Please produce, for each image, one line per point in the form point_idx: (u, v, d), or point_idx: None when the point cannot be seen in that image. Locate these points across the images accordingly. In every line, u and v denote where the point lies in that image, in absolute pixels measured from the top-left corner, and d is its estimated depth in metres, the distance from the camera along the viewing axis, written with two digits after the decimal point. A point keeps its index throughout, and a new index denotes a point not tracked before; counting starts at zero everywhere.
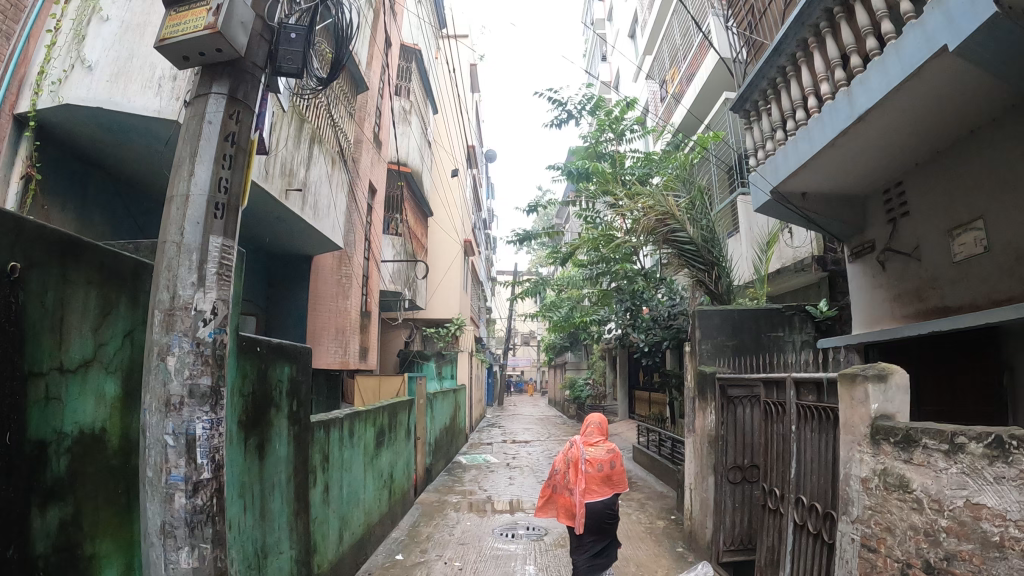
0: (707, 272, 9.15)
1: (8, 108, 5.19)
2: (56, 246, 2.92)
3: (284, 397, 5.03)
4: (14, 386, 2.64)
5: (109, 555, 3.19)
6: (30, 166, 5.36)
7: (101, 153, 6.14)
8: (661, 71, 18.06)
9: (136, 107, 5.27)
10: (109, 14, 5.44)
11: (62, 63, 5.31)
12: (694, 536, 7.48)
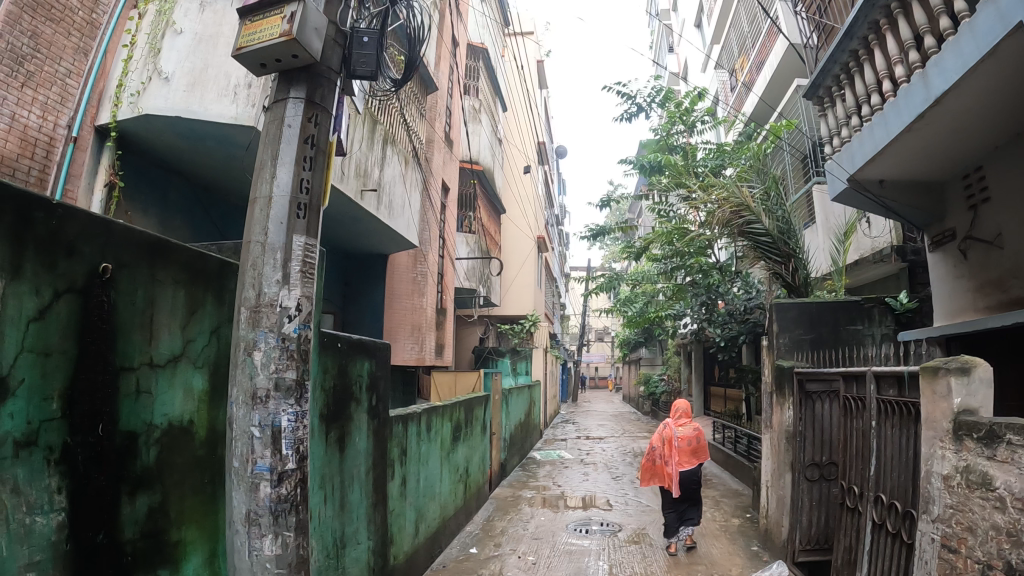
0: (783, 264, 8.91)
1: (88, 122, 5.57)
2: (144, 246, 3.06)
3: (364, 391, 5.15)
4: (106, 380, 2.81)
5: (197, 543, 3.35)
6: (114, 174, 5.75)
7: (180, 160, 6.38)
8: (731, 59, 17.68)
9: (212, 115, 5.47)
10: (182, 27, 5.65)
11: (140, 76, 5.57)
12: (770, 535, 7.32)
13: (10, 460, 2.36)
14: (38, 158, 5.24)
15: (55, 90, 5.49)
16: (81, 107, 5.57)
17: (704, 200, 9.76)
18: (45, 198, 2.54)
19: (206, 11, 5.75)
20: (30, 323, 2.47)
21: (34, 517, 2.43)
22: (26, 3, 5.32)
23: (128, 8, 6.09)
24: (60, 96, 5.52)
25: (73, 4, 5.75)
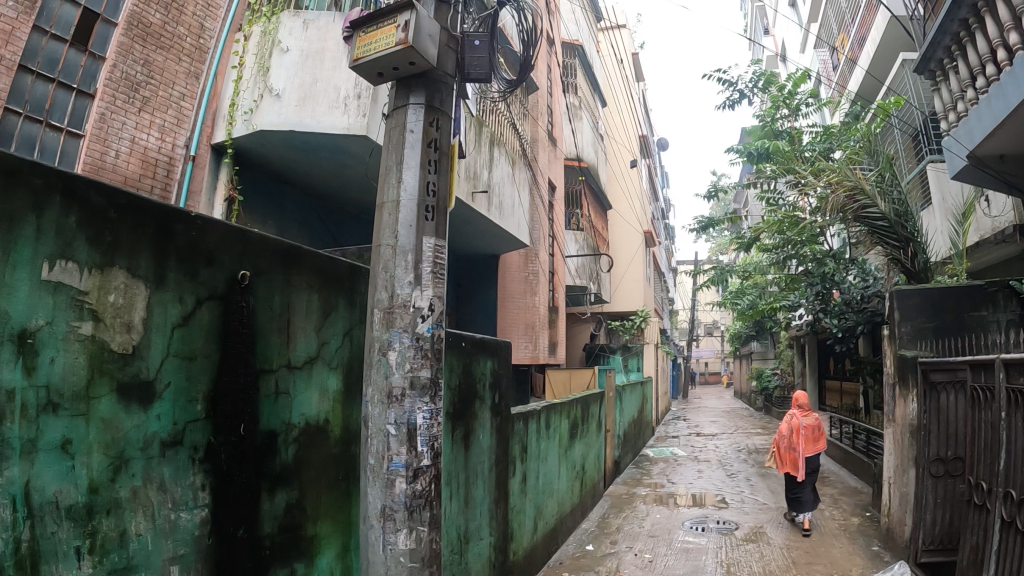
0: (902, 249, 8.45)
1: (204, 140, 5.90)
2: (278, 255, 3.19)
3: (488, 389, 5.23)
4: (246, 382, 2.96)
5: (331, 537, 3.49)
6: (232, 188, 6.03)
7: (293, 172, 6.57)
8: (831, 38, 16.94)
9: (323, 125, 5.54)
10: (287, 44, 5.76)
11: (251, 94, 5.78)
12: (892, 534, 6.97)
13: (158, 459, 2.52)
14: (158, 178, 5.54)
15: (172, 113, 5.77)
16: (197, 127, 5.89)
17: (815, 184, 9.39)
18: (184, 211, 2.69)
19: (310, 28, 5.82)
20: (174, 329, 2.64)
21: (179, 513, 2.59)
22: (137, 33, 5.58)
23: (234, 30, 6.27)
24: (177, 119, 5.79)
25: (180, 31, 5.96)
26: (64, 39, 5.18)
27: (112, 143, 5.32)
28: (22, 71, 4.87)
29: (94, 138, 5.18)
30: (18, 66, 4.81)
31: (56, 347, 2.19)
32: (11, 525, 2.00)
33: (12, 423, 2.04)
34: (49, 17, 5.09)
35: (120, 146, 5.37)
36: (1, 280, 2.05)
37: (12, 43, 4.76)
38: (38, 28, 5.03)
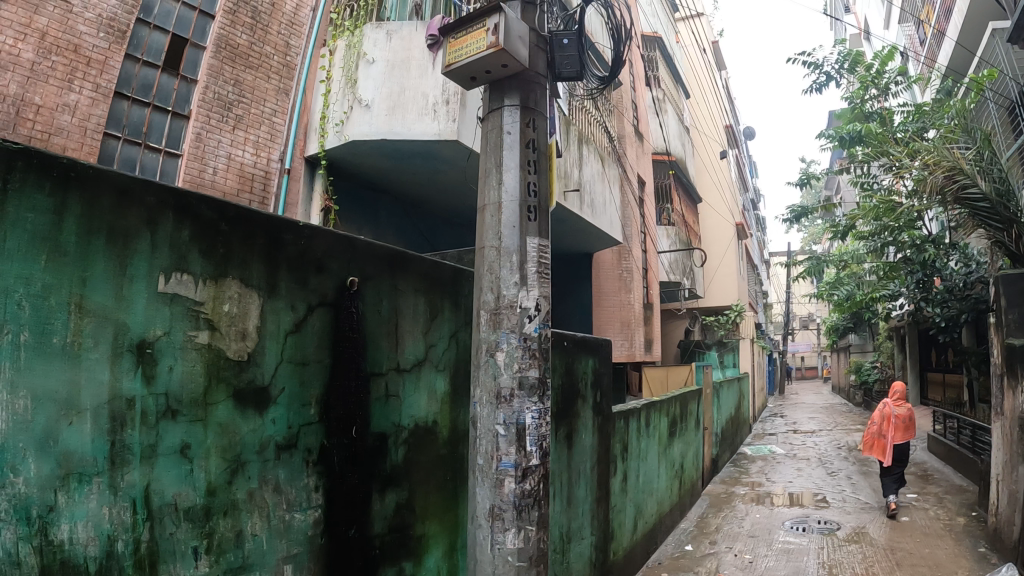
0: (1005, 231, 7.82)
1: (298, 154, 5.94)
2: (385, 259, 3.25)
3: (589, 388, 5.21)
4: (357, 386, 3.03)
5: (438, 537, 3.53)
6: (327, 199, 6.01)
7: (385, 181, 6.64)
8: (915, 9, 16.09)
9: (415, 134, 5.48)
10: (374, 56, 5.71)
11: (341, 106, 5.76)
12: (1000, 535, 6.58)
13: (273, 461, 2.61)
14: (255, 192, 5.74)
15: (265, 129, 5.93)
16: (290, 142, 5.95)
17: (909, 167, 8.95)
18: (292, 221, 2.76)
19: (394, 38, 5.72)
20: (287, 336, 2.72)
21: (293, 514, 2.67)
22: (225, 54, 5.73)
23: (319, 46, 6.27)
24: (270, 134, 5.94)
25: (267, 49, 6.05)
26: (155, 64, 5.42)
27: (209, 161, 5.55)
28: (118, 97, 5.18)
29: (192, 157, 5.42)
30: (113, 93, 5.10)
31: (174, 356, 2.29)
32: (131, 526, 2.12)
33: (132, 430, 2.16)
34: (140, 45, 5.34)
35: (217, 163, 5.59)
36: (120, 294, 2.17)
37: (106, 72, 5.05)
38: (131, 55, 5.30)
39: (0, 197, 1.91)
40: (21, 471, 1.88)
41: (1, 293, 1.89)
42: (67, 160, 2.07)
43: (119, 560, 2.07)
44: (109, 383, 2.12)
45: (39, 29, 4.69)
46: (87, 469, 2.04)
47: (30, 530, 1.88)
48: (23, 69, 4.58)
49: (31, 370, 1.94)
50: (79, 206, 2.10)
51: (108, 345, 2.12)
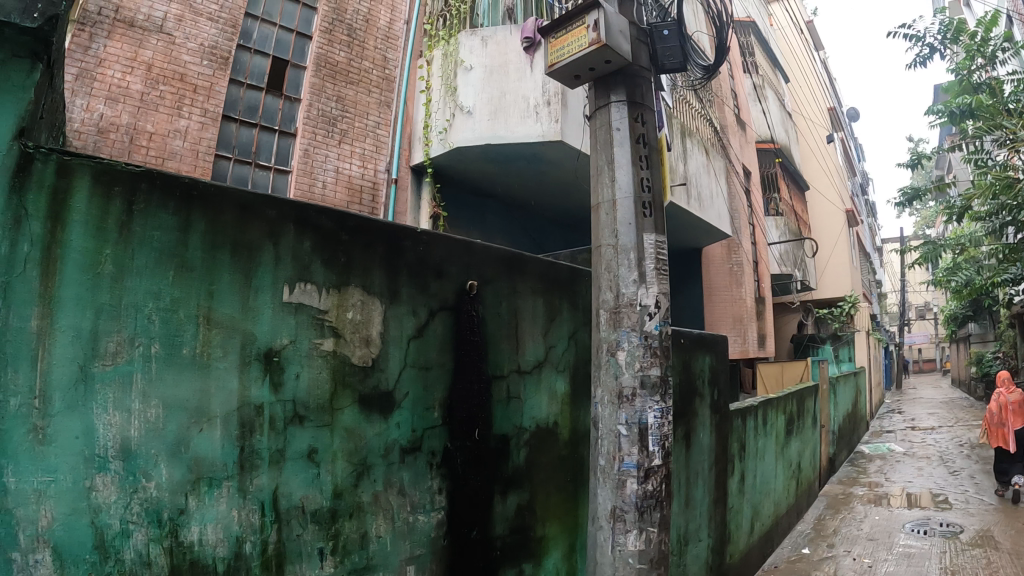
0: None
1: (404, 162, 5.98)
2: (503, 261, 3.24)
3: (707, 386, 5.09)
4: (479, 389, 3.05)
5: (560, 539, 3.48)
6: (436, 205, 6.07)
7: (490, 185, 6.62)
8: None
9: (519, 137, 5.35)
10: (471, 63, 5.62)
11: (443, 114, 5.71)
12: None
13: (397, 465, 2.65)
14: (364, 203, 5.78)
15: (370, 141, 5.98)
16: (395, 152, 5.99)
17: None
18: (410, 227, 2.80)
19: (488, 44, 5.59)
20: (410, 341, 2.77)
21: (417, 515, 2.70)
22: (325, 72, 5.82)
23: (416, 57, 6.21)
24: (375, 146, 5.98)
25: (366, 65, 6.12)
26: (259, 87, 5.61)
27: (318, 175, 5.66)
28: (226, 119, 5.39)
29: (301, 172, 5.55)
30: (221, 116, 5.32)
31: (301, 363, 2.37)
32: (259, 528, 2.20)
33: (261, 435, 2.24)
34: (242, 69, 5.55)
35: (326, 177, 5.68)
36: (246, 305, 2.26)
37: (213, 97, 5.27)
38: (235, 80, 5.52)
39: (126, 218, 2.03)
40: (153, 475, 1.99)
41: (132, 308, 2.01)
42: (189, 179, 2.16)
43: (246, 560, 2.16)
44: (238, 391, 2.20)
45: (146, 61, 4.98)
46: (217, 473, 2.12)
47: (161, 531, 1.98)
48: (133, 99, 4.88)
49: (162, 380, 2.04)
50: (203, 222, 2.18)
51: (237, 354, 2.21)
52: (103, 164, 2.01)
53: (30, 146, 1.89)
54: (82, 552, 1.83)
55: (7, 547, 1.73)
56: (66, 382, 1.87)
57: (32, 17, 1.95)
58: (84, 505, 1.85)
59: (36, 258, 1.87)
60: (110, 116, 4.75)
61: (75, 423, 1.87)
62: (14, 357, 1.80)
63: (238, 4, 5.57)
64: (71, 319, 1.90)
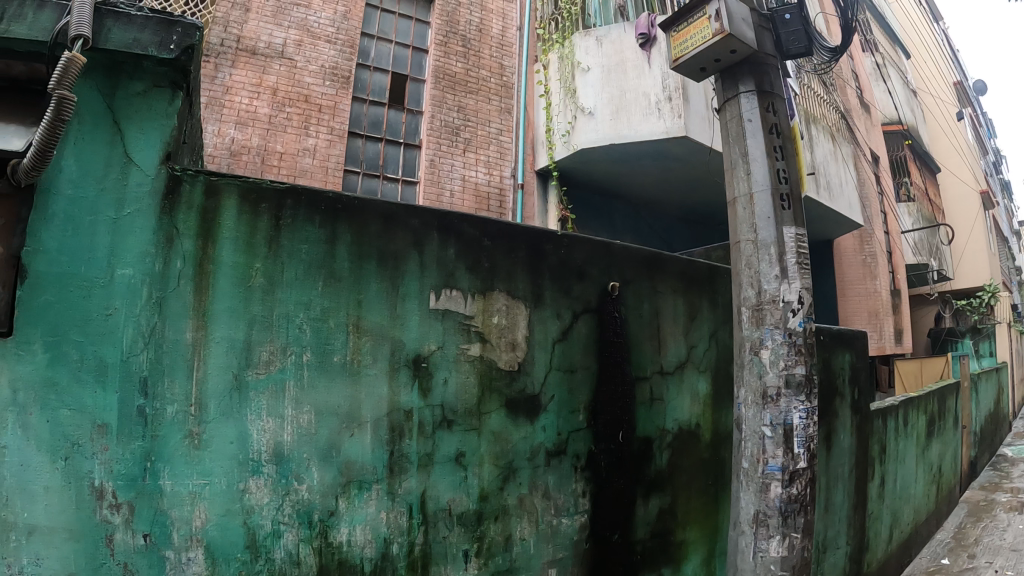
0: None
1: (529, 167, 5.13)
2: (642, 260, 3.07)
3: (847, 385, 4.85)
4: (624, 391, 2.94)
5: (700, 544, 3.33)
6: (564, 209, 5.07)
7: (621, 184, 5.40)
8: None
9: (643, 137, 4.38)
10: (589, 63, 4.68)
11: (564, 116, 4.76)
12: None
13: (543, 468, 2.63)
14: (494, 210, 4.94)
15: (494, 149, 5.16)
16: (519, 157, 5.15)
17: None
18: (552, 230, 2.76)
19: (605, 43, 4.66)
20: (555, 344, 2.72)
21: (561, 519, 2.67)
22: (445, 83, 5.05)
23: (532, 63, 5.34)
24: (499, 152, 5.17)
25: (483, 73, 5.26)
26: (382, 102, 4.92)
27: (445, 184, 4.90)
28: (351, 136, 4.76)
29: (428, 183, 4.82)
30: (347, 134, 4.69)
31: (449, 368, 2.40)
32: (406, 530, 2.25)
33: (410, 440, 2.29)
34: (364, 86, 4.87)
35: (454, 186, 4.90)
36: (394, 313, 2.31)
37: (339, 115, 4.64)
38: (357, 97, 4.86)
39: (275, 233, 2.15)
40: (304, 478, 2.08)
41: (283, 318, 2.12)
42: (333, 194, 2.25)
43: (393, 561, 2.21)
44: (388, 396, 2.26)
45: (270, 86, 4.45)
46: (367, 476, 2.19)
47: (310, 532, 2.08)
48: (261, 123, 4.39)
49: (314, 387, 2.14)
50: (349, 234, 2.26)
51: (386, 361, 2.27)
52: (249, 182, 2.14)
53: (178, 168, 2.08)
54: (234, 552, 1.97)
55: (164, 545, 1.88)
56: (221, 390, 2.00)
57: (169, 49, 2.11)
58: (238, 506, 1.98)
59: (190, 274, 2.02)
60: (240, 140, 4.29)
61: (230, 428, 2.00)
62: (171, 366, 1.96)
63: (357, 22, 4.87)
64: (225, 330, 2.03)
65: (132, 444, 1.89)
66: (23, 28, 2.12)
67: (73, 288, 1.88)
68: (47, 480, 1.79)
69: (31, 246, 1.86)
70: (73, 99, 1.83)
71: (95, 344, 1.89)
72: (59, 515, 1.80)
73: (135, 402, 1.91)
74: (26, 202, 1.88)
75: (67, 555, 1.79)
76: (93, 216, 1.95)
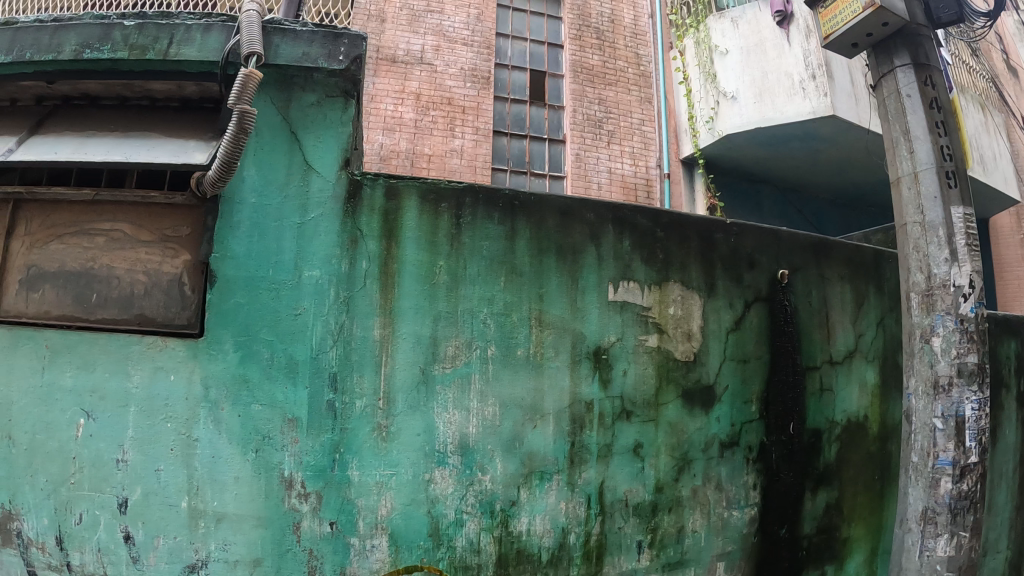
0: None
1: (674, 156, 4.87)
2: (809, 246, 2.93)
3: (1014, 375, 4.52)
4: (794, 381, 2.81)
5: (863, 543, 3.14)
6: (712, 197, 4.76)
7: (772, 169, 4.97)
8: None
9: (790, 119, 4.17)
10: (727, 46, 4.54)
11: (706, 102, 4.63)
12: None
13: (717, 459, 2.60)
14: None
15: (638, 139, 4.92)
16: (664, 145, 4.89)
17: None
18: (721, 219, 2.66)
19: (741, 24, 4.49)
20: (729, 334, 2.66)
21: (732, 511, 2.63)
22: (584, 77, 4.94)
23: (668, 49, 5.09)
24: (643, 143, 4.91)
25: (620, 64, 5.07)
26: (523, 99, 4.86)
27: (592, 179, 4.74)
28: (496, 135, 4.72)
29: (575, 178, 4.69)
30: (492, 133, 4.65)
31: (628, 360, 2.42)
32: (584, 520, 2.33)
33: (591, 431, 2.34)
34: (504, 86, 4.84)
35: (601, 180, 4.73)
36: (575, 306, 2.35)
37: (483, 116, 4.60)
38: (499, 97, 4.83)
39: (456, 231, 2.24)
40: (488, 469, 2.21)
41: (468, 313, 2.22)
42: (510, 191, 2.31)
43: (570, 550, 2.30)
44: (570, 388, 2.31)
45: (414, 91, 4.46)
46: (549, 467, 2.27)
47: (492, 521, 2.21)
48: (408, 128, 4.39)
49: (499, 379, 2.24)
50: (527, 229, 2.31)
51: (568, 353, 2.32)
52: (427, 183, 2.23)
53: (357, 173, 2.20)
54: (417, 539, 2.14)
55: (349, 532, 2.09)
56: (408, 384, 2.15)
57: (338, 60, 2.22)
58: (423, 496, 2.14)
59: (375, 273, 2.16)
60: (389, 146, 4.33)
61: (417, 421, 2.15)
62: (360, 362, 2.12)
63: (490, 24, 4.86)
64: (411, 327, 2.17)
65: (321, 437, 2.08)
66: (192, 51, 2.40)
67: (263, 291, 2.09)
68: (238, 471, 2.05)
69: (219, 252, 2.09)
70: (252, 113, 1.95)
71: (285, 343, 2.09)
72: (248, 504, 2.05)
73: (325, 397, 2.09)
74: (212, 211, 2.13)
75: (253, 541, 2.04)
76: (278, 223, 2.14)
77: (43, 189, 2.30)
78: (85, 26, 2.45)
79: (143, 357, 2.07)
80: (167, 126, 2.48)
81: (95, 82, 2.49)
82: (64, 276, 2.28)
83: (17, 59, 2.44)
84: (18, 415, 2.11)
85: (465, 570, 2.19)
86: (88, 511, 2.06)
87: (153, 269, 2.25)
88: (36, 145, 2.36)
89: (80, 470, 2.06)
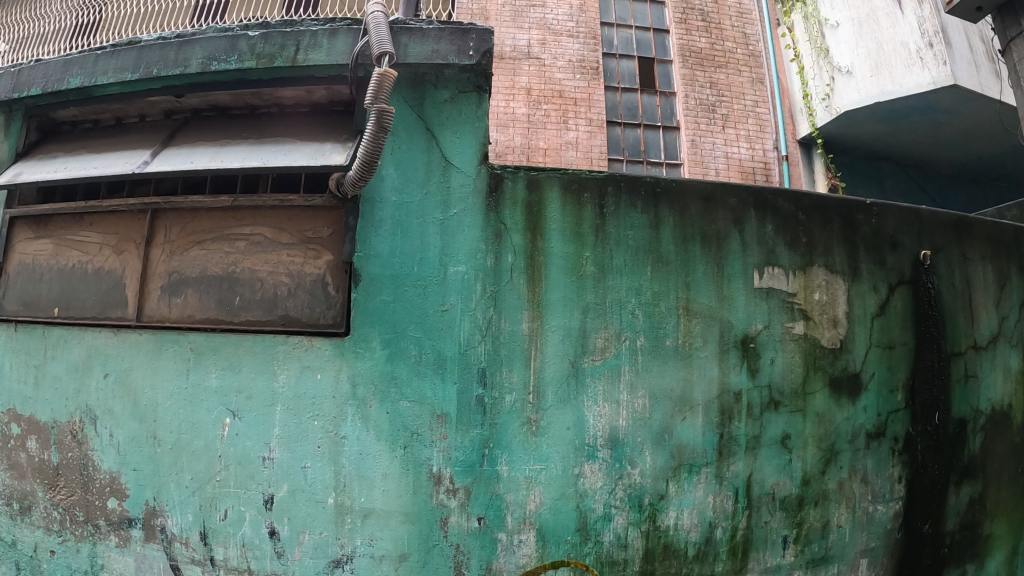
0: None
1: (790, 138, 4.73)
2: (951, 223, 2.77)
3: None
4: (941, 368, 2.65)
5: (1005, 540, 2.90)
6: (835, 177, 4.68)
7: (894, 146, 4.77)
8: None
9: (909, 91, 3.95)
10: (836, 18, 4.37)
11: (821, 79, 4.47)
12: None
13: (863, 450, 2.49)
14: None
15: (753, 121, 4.74)
16: (779, 126, 4.75)
17: None
18: (863, 199, 2.55)
19: None
20: (874, 319, 2.54)
21: (876, 506, 2.51)
22: (693, 62, 4.84)
23: (775, 27, 4.99)
24: (759, 125, 4.74)
25: (728, 45, 4.92)
26: (633, 88, 4.81)
27: (709, 165, 4.62)
28: (608, 126, 4.67)
29: (691, 164, 4.59)
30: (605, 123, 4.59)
31: (775, 348, 2.35)
32: (731, 514, 2.26)
33: (739, 423, 2.28)
34: (613, 75, 4.79)
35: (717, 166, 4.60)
36: (721, 293, 2.29)
37: (594, 106, 4.55)
38: (608, 87, 4.79)
39: (600, 221, 2.22)
40: (637, 462, 2.17)
41: (616, 304, 2.19)
42: (652, 178, 2.26)
43: (716, 546, 2.25)
44: (719, 378, 2.26)
45: (524, 87, 4.45)
46: (697, 459, 2.22)
47: (640, 516, 2.17)
48: (520, 123, 4.38)
49: (648, 370, 2.20)
50: (671, 216, 2.27)
51: (716, 343, 2.27)
52: (569, 174, 2.21)
53: (497, 167, 2.20)
54: (565, 534, 2.12)
55: (497, 527, 2.09)
56: (558, 378, 2.14)
57: (468, 56, 2.18)
58: (572, 490, 2.12)
59: (520, 267, 2.15)
60: (502, 142, 4.34)
61: (568, 415, 2.13)
62: (509, 357, 2.12)
63: (593, 14, 4.82)
64: (560, 320, 2.16)
65: (471, 433, 2.09)
66: (321, 56, 2.39)
67: (408, 289, 2.12)
68: (385, 467, 2.07)
69: (363, 252, 2.14)
70: (390, 112, 1.91)
71: (433, 340, 2.11)
72: (395, 501, 2.07)
73: (474, 392, 2.10)
74: (354, 211, 2.16)
75: (400, 536, 2.06)
76: (421, 220, 2.17)
77: (182, 199, 2.37)
78: (209, 40, 2.48)
79: (289, 356, 2.13)
80: (297, 131, 2.51)
81: (225, 92, 2.56)
82: (205, 280, 2.36)
83: (144, 76, 2.52)
84: (164, 415, 2.21)
85: (612, 565, 2.16)
86: (233, 508, 2.12)
87: (297, 270, 2.27)
88: (170, 156, 2.43)
89: (225, 468, 2.13)
